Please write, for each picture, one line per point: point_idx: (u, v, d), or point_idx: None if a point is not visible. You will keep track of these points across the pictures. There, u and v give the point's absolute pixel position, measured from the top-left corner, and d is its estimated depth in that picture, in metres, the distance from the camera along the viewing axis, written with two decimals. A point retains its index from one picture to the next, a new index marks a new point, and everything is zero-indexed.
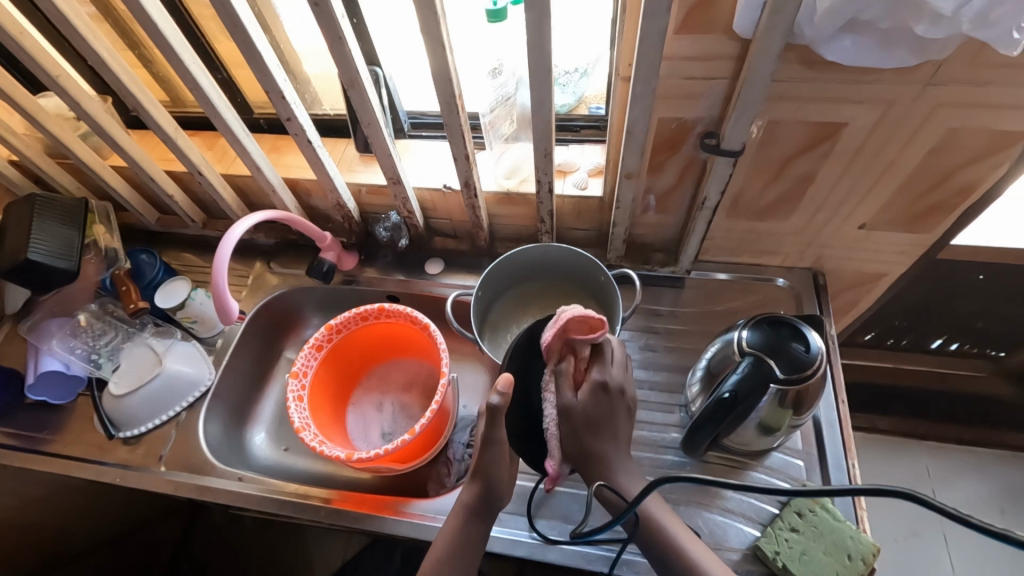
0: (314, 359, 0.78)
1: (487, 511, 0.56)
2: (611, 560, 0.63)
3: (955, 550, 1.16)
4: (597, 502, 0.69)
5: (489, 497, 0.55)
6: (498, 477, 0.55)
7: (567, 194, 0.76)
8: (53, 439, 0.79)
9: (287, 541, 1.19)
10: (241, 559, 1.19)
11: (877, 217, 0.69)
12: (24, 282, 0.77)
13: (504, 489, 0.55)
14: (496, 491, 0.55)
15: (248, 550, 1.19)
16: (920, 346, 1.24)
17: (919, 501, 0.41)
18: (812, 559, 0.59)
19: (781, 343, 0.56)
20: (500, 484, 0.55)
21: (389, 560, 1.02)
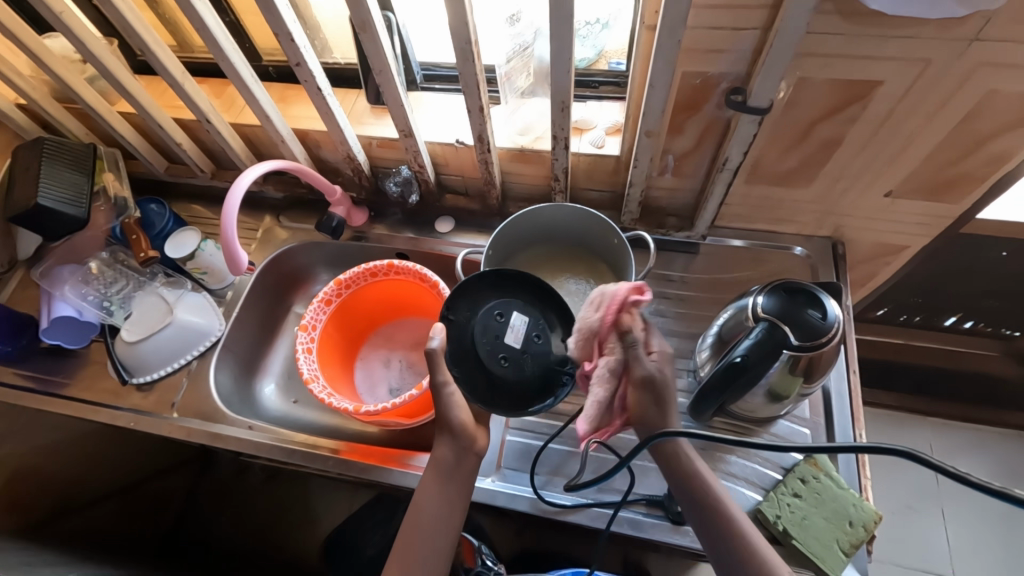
0: (323, 313, 0.78)
1: (467, 459, 0.55)
2: (606, 516, 0.65)
3: (950, 523, 1.18)
4: (596, 459, 0.70)
5: (459, 446, 0.55)
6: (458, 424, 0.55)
7: (582, 153, 0.74)
8: (68, 383, 0.81)
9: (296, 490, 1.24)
10: (253, 505, 1.23)
11: (904, 186, 0.66)
12: (35, 227, 0.77)
13: (474, 438, 0.55)
14: (469, 439, 0.55)
15: (259, 496, 1.24)
16: (933, 323, 1.23)
17: (913, 454, 0.42)
18: (813, 524, 0.59)
19: (797, 310, 0.55)
20: (474, 433, 0.55)
21: (394, 512, 1.05)
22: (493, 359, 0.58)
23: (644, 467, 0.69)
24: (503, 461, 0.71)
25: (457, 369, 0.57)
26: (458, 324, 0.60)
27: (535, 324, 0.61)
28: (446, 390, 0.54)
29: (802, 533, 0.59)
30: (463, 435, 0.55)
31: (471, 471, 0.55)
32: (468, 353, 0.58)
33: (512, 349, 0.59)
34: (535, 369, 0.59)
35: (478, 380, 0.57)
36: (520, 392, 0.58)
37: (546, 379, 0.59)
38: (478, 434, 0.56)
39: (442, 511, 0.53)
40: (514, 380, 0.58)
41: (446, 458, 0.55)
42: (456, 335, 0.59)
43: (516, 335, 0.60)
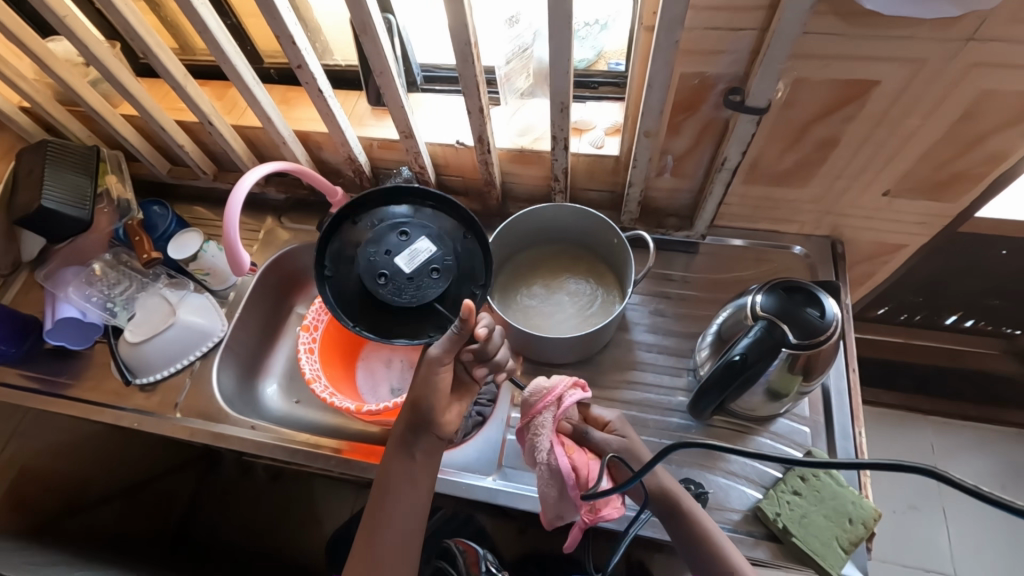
0: (324, 313, 0.79)
1: (427, 440, 0.59)
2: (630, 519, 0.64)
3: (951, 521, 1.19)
4: None
5: (426, 429, 0.59)
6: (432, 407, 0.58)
7: (582, 153, 0.74)
8: (71, 383, 0.81)
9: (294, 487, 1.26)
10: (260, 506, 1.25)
11: (902, 185, 0.67)
12: (39, 229, 0.78)
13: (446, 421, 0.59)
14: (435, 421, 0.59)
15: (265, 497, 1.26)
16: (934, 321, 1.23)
17: (905, 461, 0.40)
18: (812, 522, 0.59)
19: (795, 309, 0.55)
20: (439, 418, 0.59)
21: None
22: (374, 271, 0.59)
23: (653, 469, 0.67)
24: (503, 460, 0.72)
25: (333, 270, 0.61)
26: (358, 227, 0.63)
27: (440, 257, 0.61)
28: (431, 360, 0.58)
29: (802, 531, 0.59)
30: (424, 419, 0.59)
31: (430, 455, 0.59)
32: (351, 261, 0.61)
33: (396, 271, 0.60)
34: (415, 299, 0.59)
35: (354, 291, 0.60)
36: (393, 318, 0.60)
37: (421, 317, 0.60)
38: (446, 419, 0.59)
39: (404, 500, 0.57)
40: (388, 300, 0.59)
41: (408, 440, 0.59)
42: (348, 240, 0.62)
43: (410, 258, 0.60)
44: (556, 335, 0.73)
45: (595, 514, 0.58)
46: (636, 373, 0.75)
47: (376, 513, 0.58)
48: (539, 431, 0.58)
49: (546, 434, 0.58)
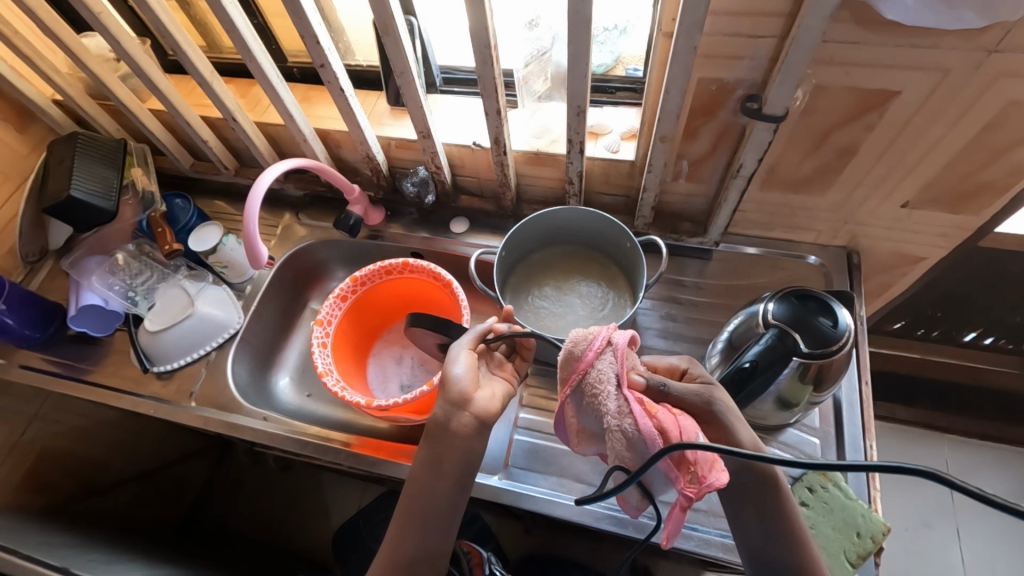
0: (338, 309, 0.78)
1: (460, 421, 0.53)
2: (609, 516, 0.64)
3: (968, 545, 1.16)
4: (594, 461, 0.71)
5: (458, 406, 0.54)
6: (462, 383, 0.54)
7: (597, 157, 0.74)
8: (92, 369, 0.84)
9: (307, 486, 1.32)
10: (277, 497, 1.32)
11: (921, 195, 0.66)
12: (66, 218, 0.80)
13: (479, 401, 0.54)
14: (464, 401, 0.54)
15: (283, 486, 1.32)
16: (953, 337, 1.24)
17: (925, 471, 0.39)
18: (820, 533, 0.58)
19: (807, 317, 0.55)
20: (472, 398, 0.54)
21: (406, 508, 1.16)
22: None
23: None
24: (511, 460, 0.72)
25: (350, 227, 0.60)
26: None
27: None
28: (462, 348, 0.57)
29: None
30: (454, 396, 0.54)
31: (465, 438, 0.53)
32: None
33: None
34: None
35: None
36: None
37: None
38: (484, 400, 0.55)
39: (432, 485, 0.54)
40: None
41: (439, 422, 0.54)
42: None
43: None
44: (566, 336, 0.74)
45: (697, 484, 0.44)
46: None
47: (410, 503, 0.54)
48: (599, 387, 0.46)
49: (610, 392, 0.45)
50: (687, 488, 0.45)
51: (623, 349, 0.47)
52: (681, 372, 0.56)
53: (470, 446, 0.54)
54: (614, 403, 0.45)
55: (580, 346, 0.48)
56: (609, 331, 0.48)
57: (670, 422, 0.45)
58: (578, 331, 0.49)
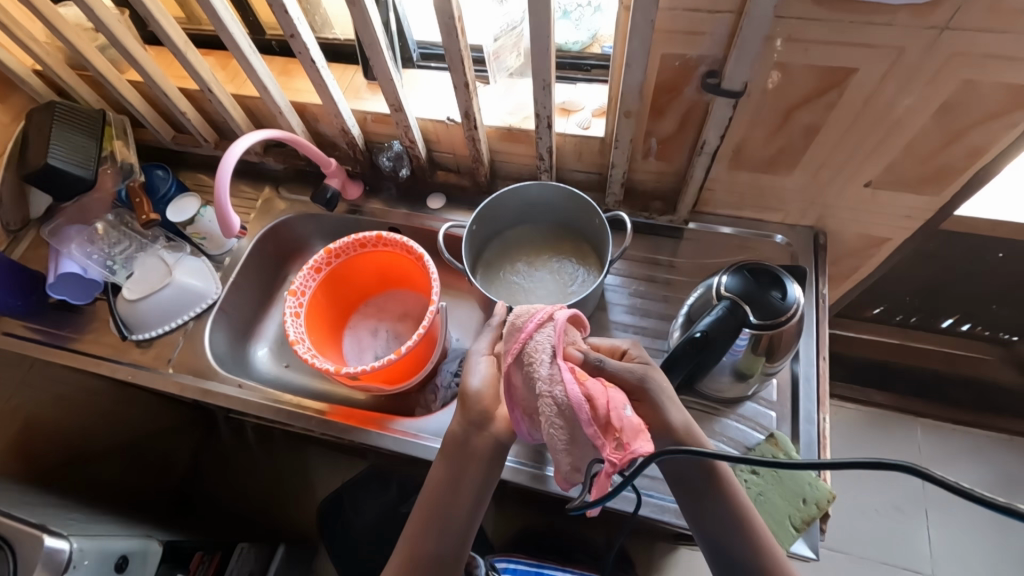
0: (312, 280, 0.79)
1: (479, 438, 0.53)
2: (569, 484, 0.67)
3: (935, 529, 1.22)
4: None
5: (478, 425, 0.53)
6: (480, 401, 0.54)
7: (568, 133, 0.75)
8: (73, 336, 0.86)
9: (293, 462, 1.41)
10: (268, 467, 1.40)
11: (883, 176, 0.67)
12: (46, 188, 0.81)
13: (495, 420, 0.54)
14: (484, 419, 0.53)
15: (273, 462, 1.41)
16: (930, 323, 1.28)
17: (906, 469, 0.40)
18: (768, 500, 0.60)
19: (759, 290, 0.56)
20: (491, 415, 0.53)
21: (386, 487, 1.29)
22: None
23: None
24: None
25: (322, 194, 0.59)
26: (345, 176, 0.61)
27: None
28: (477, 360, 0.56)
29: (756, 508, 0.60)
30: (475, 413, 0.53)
31: (485, 457, 0.53)
32: None
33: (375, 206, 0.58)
34: None
35: None
36: None
37: None
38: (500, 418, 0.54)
39: (449, 502, 0.52)
40: None
41: (460, 441, 0.53)
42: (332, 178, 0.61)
43: None
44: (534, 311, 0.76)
45: (621, 452, 0.45)
46: None
47: (425, 521, 0.52)
48: (534, 356, 0.48)
49: (544, 360, 0.48)
50: (613, 457, 0.45)
51: (560, 321, 0.50)
52: (622, 352, 0.56)
53: (490, 466, 0.53)
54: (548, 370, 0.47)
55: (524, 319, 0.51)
56: (552, 305, 0.51)
57: (598, 391, 0.47)
58: (522, 306, 0.52)
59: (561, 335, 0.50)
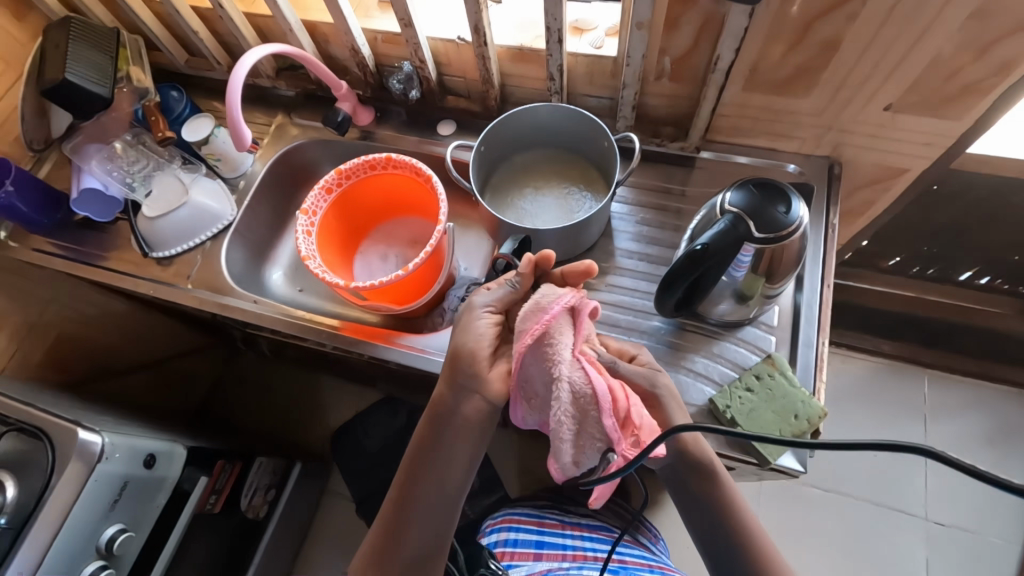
0: (323, 201, 0.80)
1: (470, 403, 0.58)
2: None
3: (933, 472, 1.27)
4: None
5: (470, 386, 0.58)
6: (471, 365, 0.58)
7: (580, 53, 0.73)
8: (96, 254, 0.89)
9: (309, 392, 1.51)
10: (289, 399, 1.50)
11: (905, 98, 0.65)
12: (64, 105, 0.83)
13: (484, 385, 0.58)
14: (475, 383, 0.58)
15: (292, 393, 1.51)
16: (948, 276, 1.29)
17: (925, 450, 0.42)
18: (760, 415, 0.62)
19: (764, 205, 0.55)
20: (483, 377, 0.58)
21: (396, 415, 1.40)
22: None
23: None
24: None
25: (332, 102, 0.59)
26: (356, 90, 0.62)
27: None
28: (474, 313, 0.60)
29: (748, 421, 0.62)
30: (465, 376, 0.58)
31: (475, 420, 0.58)
32: None
33: None
34: None
35: None
36: None
37: None
38: (492, 381, 0.58)
39: (437, 475, 0.57)
40: None
41: (450, 403, 0.59)
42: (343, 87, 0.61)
43: None
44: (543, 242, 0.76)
45: (635, 447, 0.52)
46: (613, 277, 0.78)
47: (419, 466, 0.59)
48: (560, 343, 0.53)
49: (568, 352, 0.53)
50: (628, 451, 0.52)
51: (586, 312, 0.55)
52: (630, 356, 0.63)
53: (479, 432, 0.59)
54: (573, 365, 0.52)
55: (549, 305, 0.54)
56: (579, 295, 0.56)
57: (618, 387, 0.53)
58: (548, 289, 0.56)
59: (581, 330, 0.55)
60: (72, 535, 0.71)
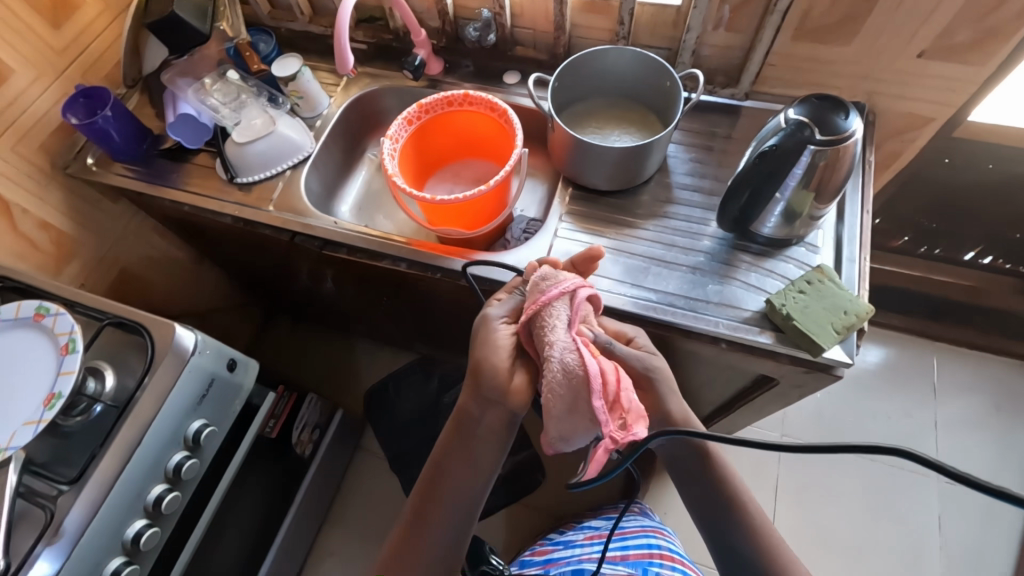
0: (405, 131, 0.88)
1: (490, 414, 0.63)
2: (630, 301, 0.77)
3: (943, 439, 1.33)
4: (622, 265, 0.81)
5: (493, 400, 0.62)
6: (490, 379, 0.62)
7: (648, 2, 0.83)
8: (179, 180, 0.95)
9: (342, 351, 1.53)
10: (318, 360, 1.52)
11: (935, 45, 0.74)
12: (166, 39, 0.90)
13: (507, 401, 0.62)
14: (502, 397, 0.62)
15: (324, 352, 1.53)
16: (953, 255, 1.37)
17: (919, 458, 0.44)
18: (813, 311, 0.70)
19: (826, 113, 0.64)
20: (502, 387, 0.62)
21: (427, 378, 1.41)
22: None
23: (668, 271, 0.79)
24: (551, 259, 0.83)
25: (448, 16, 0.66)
26: None
27: None
28: (496, 329, 0.65)
29: (802, 316, 0.69)
30: (489, 390, 0.62)
31: (494, 428, 0.63)
32: None
33: None
34: None
35: None
36: None
37: None
38: (514, 394, 0.62)
39: (468, 473, 0.62)
40: None
41: (471, 415, 0.63)
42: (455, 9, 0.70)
43: None
44: (613, 183, 0.85)
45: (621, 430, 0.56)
46: (670, 208, 0.85)
47: (443, 465, 0.63)
48: (553, 323, 0.59)
49: (562, 331, 0.58)
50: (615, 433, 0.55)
51: (580, 296, 0.61)
52: (629, 337, 0.69)
53: (499, 438, 0.63)
54: (569, 344, 0.57)
55: (548, 290, 0.61)
56: (575, 282, 0.63)
57: (609, 368, 0.57)
58: (541, 270, 0.64)
59: (578, 310, 0.61)
60: (166, 422, 0.74)
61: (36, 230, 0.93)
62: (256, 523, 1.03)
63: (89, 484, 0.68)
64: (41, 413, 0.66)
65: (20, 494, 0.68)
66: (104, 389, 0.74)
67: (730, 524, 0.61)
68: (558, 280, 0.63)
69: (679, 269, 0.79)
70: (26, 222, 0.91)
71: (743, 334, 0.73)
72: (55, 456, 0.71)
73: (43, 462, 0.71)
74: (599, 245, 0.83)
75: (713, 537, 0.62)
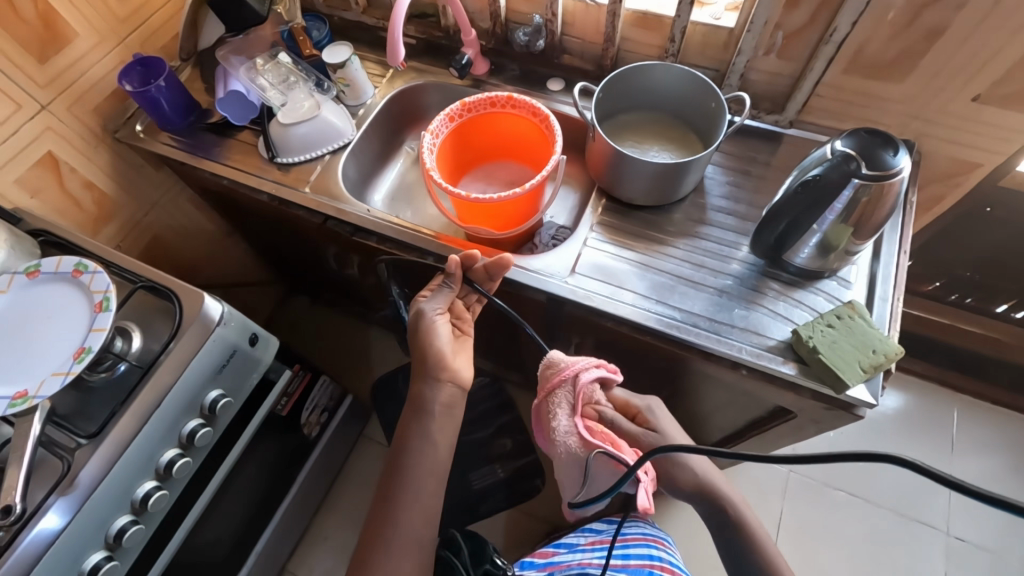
0: (446, 127, 0.89)
1: (443, 389, 0.69)
2: (653, 317, 0.77)
3: None
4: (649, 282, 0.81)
5: (438, 376, 0.69)
6: (431, 358, 0.70)
7: (701, 22, 0.84)
8: (221, 154, 0.97)
9: (357, 338, 1.54)
10: (332, 344, 1.54)
11: (992, 90, 0.73)
12: (224, 13, 0.93)
13: (443, 371, 0.69)
14: (444, 371, 0.69)
15: (339, 336, 1.55)
16: (985, 308, 1.32)
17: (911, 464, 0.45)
18: (840, 346, 0.68)
19: (874, 148, 0.63)
20: (441, 362, 0.70)
21: None
22: None
23: (695, 291, 0.79)
24: (578, 267, 0.83)
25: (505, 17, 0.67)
26: None
27: None
28: (432, 321, 0.72)
29: (828, 351, 0.68)
30: (432, 374, 0.69)
31: (447, 403, 0.69)
32: None
33: None
34: None
35: None
36: None
37: None
38: (454, 365, 0.70)
39: (424, 459, 0.66)
40: None
41: (423, 394, 0.69)
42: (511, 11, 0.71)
43: None
44: (647, 199, 0.84)
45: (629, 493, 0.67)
46: (703, 228, 0.85)
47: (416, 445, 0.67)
48: (555, 412, 0.70)
49: (563, 421, 0.69)
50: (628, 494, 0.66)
51: (580, 389, 0.69)
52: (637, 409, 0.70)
53: (449, 410, 0.69)
54: (569, 433, 0.68)
55: (553, 381, 0.71)
56: (582, 369, 0.70)
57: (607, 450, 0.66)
58: (551, 357, 0.73)
59: (582, 397, 0.70)
60: (184, 389, 0.75)
61: (80, 189, 0.96)
62: (258, 498, 1.04)
63: (107, 441, 0.69)
64: (69, 366, 0.68)
65: (40, 442, 0.70)
66: (130, 350, 0.76)
67: (727, 529, 0.66)
68: (564, 366, 0.71)
69: (706, 291, 0.79)
70: (72, 181, 0.94)
71: (766, 362, 0.72)
72: (77, 409, 0.73)
73: (65, 414, 0.73)
74: (627, 259, 0.83)
75: (718, 539, 0.66)
